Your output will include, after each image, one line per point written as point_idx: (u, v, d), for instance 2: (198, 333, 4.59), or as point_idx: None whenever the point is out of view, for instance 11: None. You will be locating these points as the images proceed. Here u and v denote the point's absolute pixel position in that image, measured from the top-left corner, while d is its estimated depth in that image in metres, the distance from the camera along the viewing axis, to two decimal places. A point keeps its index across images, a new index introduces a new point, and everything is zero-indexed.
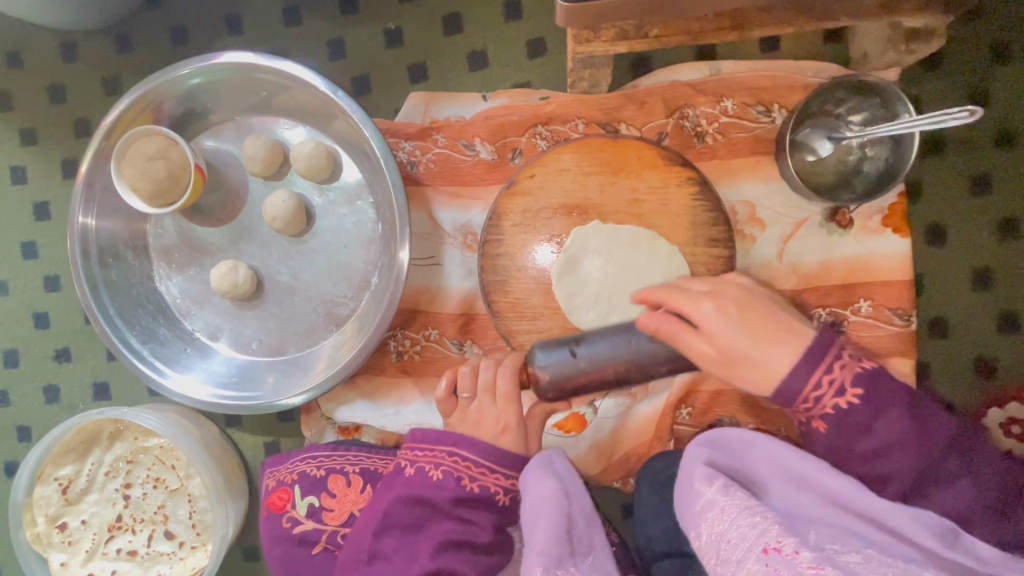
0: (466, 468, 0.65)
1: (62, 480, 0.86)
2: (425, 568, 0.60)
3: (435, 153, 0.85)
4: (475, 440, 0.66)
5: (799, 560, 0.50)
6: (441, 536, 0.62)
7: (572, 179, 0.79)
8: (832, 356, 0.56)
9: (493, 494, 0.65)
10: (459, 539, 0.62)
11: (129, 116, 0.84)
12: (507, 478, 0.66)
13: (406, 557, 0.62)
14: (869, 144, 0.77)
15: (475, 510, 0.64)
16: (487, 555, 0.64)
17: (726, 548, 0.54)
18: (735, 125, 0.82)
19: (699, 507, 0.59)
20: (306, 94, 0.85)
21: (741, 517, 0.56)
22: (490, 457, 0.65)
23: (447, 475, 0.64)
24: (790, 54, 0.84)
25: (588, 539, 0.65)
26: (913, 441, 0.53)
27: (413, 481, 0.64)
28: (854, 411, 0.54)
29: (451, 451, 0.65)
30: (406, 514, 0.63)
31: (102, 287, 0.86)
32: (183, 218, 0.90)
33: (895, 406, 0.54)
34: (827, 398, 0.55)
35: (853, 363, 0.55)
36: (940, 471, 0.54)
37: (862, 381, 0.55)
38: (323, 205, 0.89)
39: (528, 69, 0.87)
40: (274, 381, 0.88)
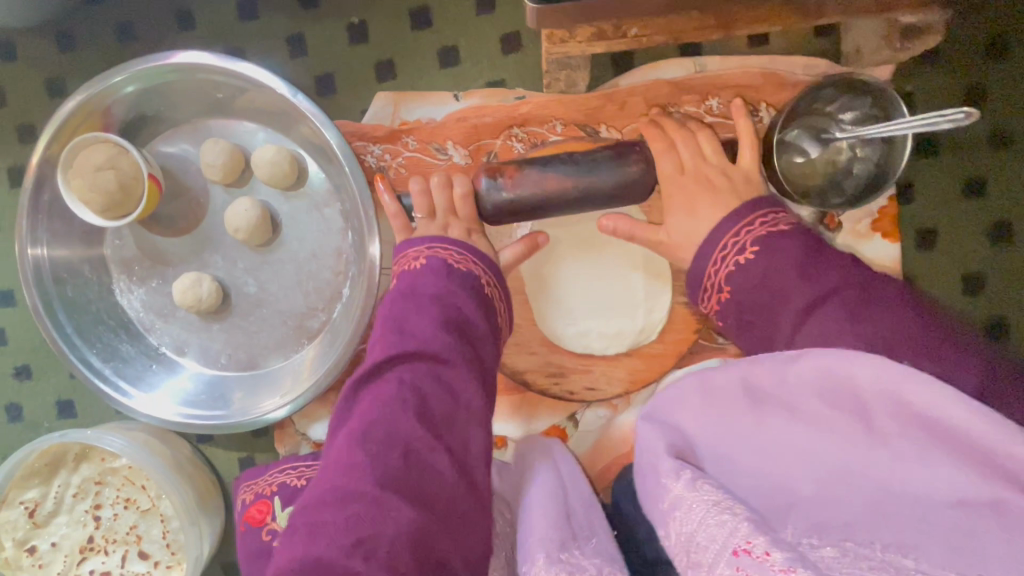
0: (449, 254, 0.68)
1: (29, 503, 0.83)
2: (423, 344, 0.57)
3: (405, 157, 0.80)
4: (447, 237, 0.71)
5: (771, 563, 0.38)
6: (440, 314, 0.60)
7: None
8: (754, 219, 0.61)
9: (473, 277, 0.67)
10: (459, 324, 0.60)
11: (74, 122, 0.78)
12: (484, 265, 0.70)
13: (401, 328, 0.59)
14: (859, 144, 0.73)
15: (460, 284, 0.65)
16: (490, 360, 0.61)
17: (696, 551, 0.43)
18: (720, 125, 0.77)
19: (665, 505, 0.47)
20: (265, 97, 0.80)
21: (710, 515, 0.43)
22: (470, 249, 0.70)
23: (433, 260, 0.68)
24: (779, 49, 0.80)
25: (589, 525, 0.61)
26: (799, 289, 0.53)
27: (401, 287, 0.66)
28: (750, 266, 0.58)
29: (426, 246, 0.70)
30: (397, 307, 0.62)
31: (57, 305, 0.82)
32: (142, 228, 0.86)
33: (796, 249, 0.56)
34: (730, 257, 0.60)
35: (761, 229, 0.60)
36: (847, 329, 0.48)
37: (759, 241, 0.59)
38: (289, 213, 0.85)
39: (502, 66, 0.82)
40: (243, 398, 0.85)
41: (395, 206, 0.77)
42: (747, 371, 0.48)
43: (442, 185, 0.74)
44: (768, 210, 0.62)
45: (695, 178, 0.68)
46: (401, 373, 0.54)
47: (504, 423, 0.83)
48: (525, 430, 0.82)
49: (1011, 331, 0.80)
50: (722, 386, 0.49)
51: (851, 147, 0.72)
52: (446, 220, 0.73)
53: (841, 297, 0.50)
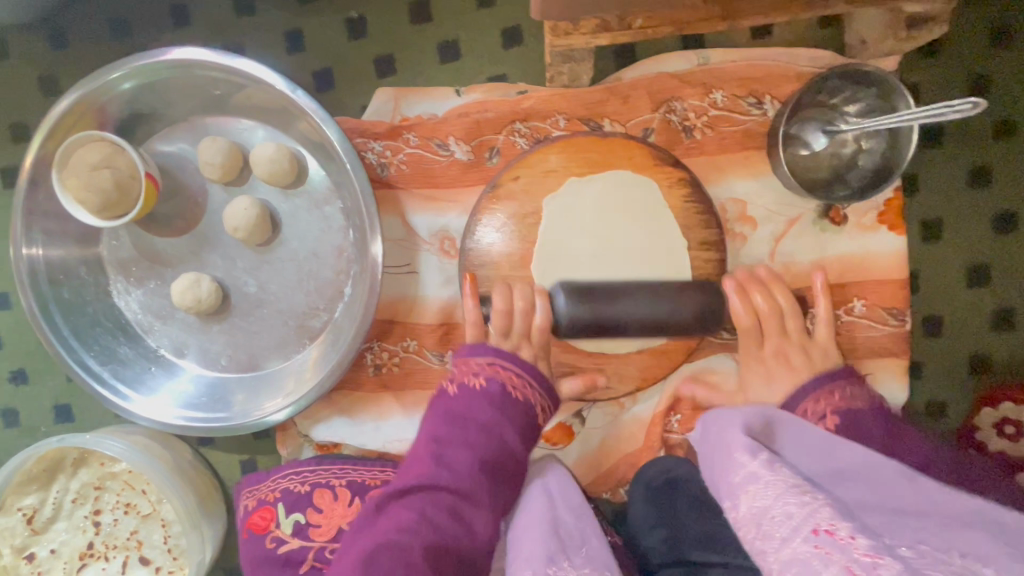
0: (510, 379, 0.67)
1: (26, 510, 0.82)
2: (454, 486, 0.60)
3: (407, 154, 0.80)
4: (518, 357, 0.68)
5: (854, 545, 0.42)
6: (479, 456, 0.62)
7: (558, 181, 0.74)
8: (839, 382, 0.66)
9: (530, 408, 0.67)
10: (499, 464, 0.63)
11: (70, 120, 0.77)
12: (540, 389, 0.69)
13: (440, 462, 0.62)
14: (864, 136, 0.73)
15: (511, 418, 0.65)
16: (514, 485, 0.65)
17: (768, 523, 0.47)
18: (725, 118, 0.77)
19: (738, 479, 0.52)
20: (265, 94, 0.79)
21: (790, 493, 0.48)
22: (531, 372, 0.68)
23: (492, 381, 0.67)
24: (782, 41, 0.79)
25: (581, 533, 0.63)
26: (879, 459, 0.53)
27: (456, 405, 0.66)
28: (832, 434, 0.62)
29: (488, 361, 0.68)
30: (449, 403, 0.66)
31: (53, 308, 0.80)
32: (139, 228, 0.84)
33: (874, 427, 0.61)
34: (812, 421, 0.65)
35: (841, 397, 0.65)
36: (877, 433, 0.61)
37: (842, 414, 0.63)
38: (289, 211, 0.84)
39: (503, 61, 0.81)
40: (244, 399, 0.84)
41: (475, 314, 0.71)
42: (843, 447, 0.55)
43: (524, 307, 0.69)
44: (848, 374, 0.67)
45: (775, 355, 0.72)
46: (423, 505, 0.58)
47: None
48: None
49: (1016, 321, 0.80)
50: (843, 458, 0.54)
51: (856, 140, 0.73)
52: (521, 343, 0.69)
53: (939, 468, 0.58)
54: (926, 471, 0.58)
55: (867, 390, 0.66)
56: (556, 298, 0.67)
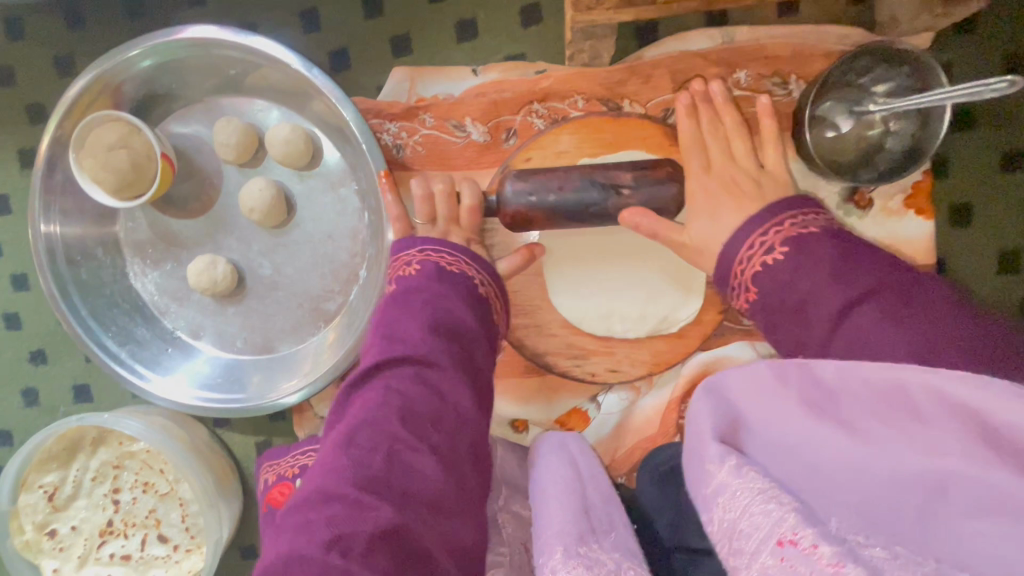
0: (441, 257, 0.63)
1: (48, 487, 0.83)
2: (409, 352, 0.49)
3: (423, 135, 0.78)
4: (447, 240, 0.66)
5: (818, 555, 0.35)
6: (421, 317, 0.53)
7: (572, 162, 0.75)
8: (783, 217, 0.55)
9: (468, 278, 0.61)
10: (448, 327, 0.53)
11: (85, 100, 0.76)
12: (477, 265, 0.64)
13: (391, 335, 0.52)
14: (892, 118, 0.70)
15: (452, 290, 0.58)
16: (483, 365, 0.54)
17: (739, 538, 0.41)
18: (749, 99, 0.75)
19: (709, 490, 0.45)
20: (280, 73, 0.78)
21: (754, 502, 0.41)
22: (462, 250, 0.64)
23: (424, 263, 0.62)
24: (811, 18, 0.76)
25: (609, 519, 0.60)
26: (831, 292, 0.46)
27: (394, 292, 0.59)
28: (778, 265, 0.52)
29: (419, 249, 0.64)
30: (386, 315, 0.55)
31: (71, 288, 0.81)
32: (155, 209, 0.84)
33: (823, 253, 0.49)
34: (757, 257, 0.54)
35: (790, 227, 0.54)
36: (859, 271, 0.47)
37: (790, 240, 0.53)
38: (303, 193, 0.83)
39: (521, 40, 0.80)
40: (260, 381, 0.84)
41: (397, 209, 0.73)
42: (805, 381, 0.41)
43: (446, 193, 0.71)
44: (797, 208, 0.56)
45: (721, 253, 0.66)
46: (389, 381, 0.47)
47: (526, 405, 0.81)
48: (546, 413, 0.81)
49: None
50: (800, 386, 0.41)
51: (884, 121, 0.71)
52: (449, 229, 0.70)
53: (881, 299, 0.44)
54: (860, 305, 0.45)
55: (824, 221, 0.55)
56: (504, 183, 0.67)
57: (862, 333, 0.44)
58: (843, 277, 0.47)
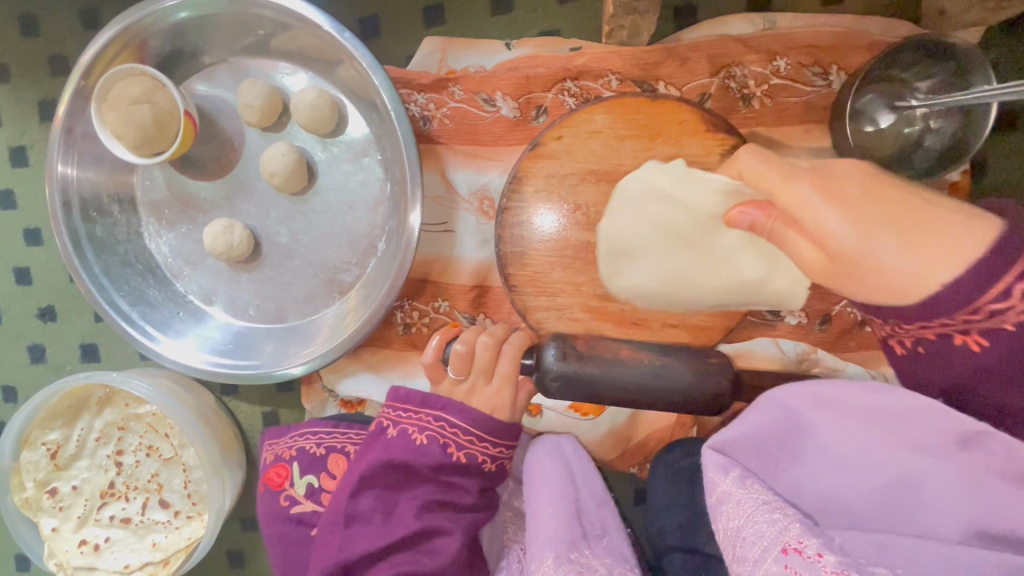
0: (454, 436, 0.63)
1: (50, 445, 0.82)
2: (409, 537, 0.59)
3: (451, 108, 0.77)
4: (465, 408, 0.64)
5: (823, 564, 0.41)
6: (424, 497, 0.61)
7: (604, 143, 0.72)
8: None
9: (475, 460, 0.64)
10: (446, 501, 0.62)
11: (110, 53, 0.75)
12: (487, 442, 0.64)
13: (388, 513, 0.61)
14: (933, 115, 0.69)
15: (458, 468, 0.63)
16: (479, 526, 0.64)
17: (741, 545, 0.46)
18: (786, 88, 0.73)
19: (713, 500, 0.51)
20: (308, 36, 0.76)
21: (759, 512, 0.47)
22: (477, 427, 0.63)
23: (432, 439, 0.63)
24: (857, 8, 0.74)
25: (601, 523, 0.67)
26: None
27: (395, 454, 0.62)
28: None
29: (436, 418, 0.64)
30: (390, 480, 0.62)
31: (85, 244, 0.79)
32: (174, 169, 0.83)
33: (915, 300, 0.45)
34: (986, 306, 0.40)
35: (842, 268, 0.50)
36: None
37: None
38: (325, 161, 0.82)
39: (557, 15, 0.78)
40: (273, 350, 0.83)
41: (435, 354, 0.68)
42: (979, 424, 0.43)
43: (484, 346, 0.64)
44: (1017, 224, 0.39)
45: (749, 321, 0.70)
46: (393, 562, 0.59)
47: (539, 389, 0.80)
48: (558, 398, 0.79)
49: None
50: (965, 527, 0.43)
51: (924, 118, 0.69)
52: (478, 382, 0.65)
53: None
54: None
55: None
56: (548, 348, 0.56)
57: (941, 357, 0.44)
58: None
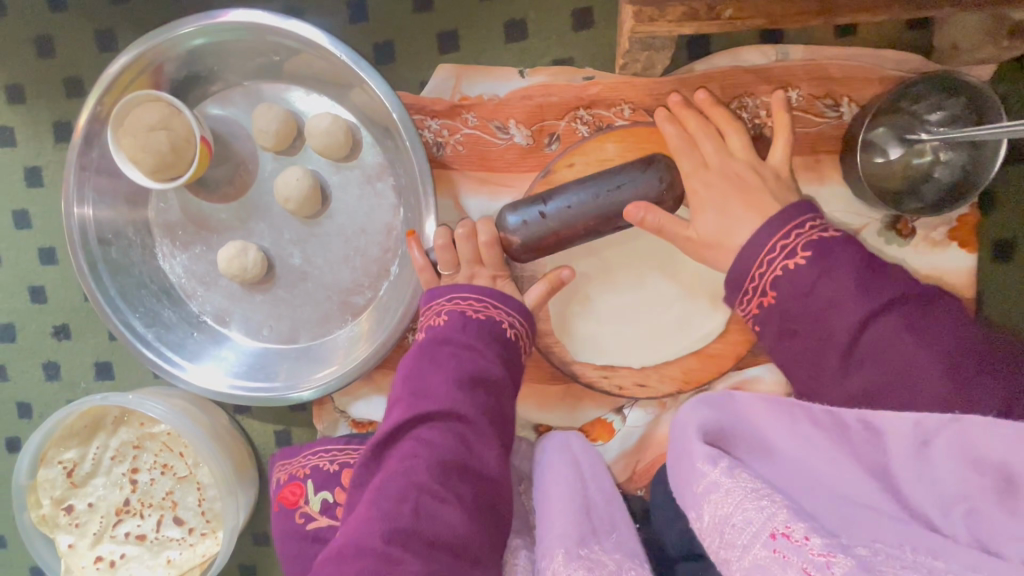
0: (470, 305, 0.70)
1: (67, 463, 0.83)
2: (441, 406, 0.60)
3: (464, 134, 0.78)
4: (475, 287, 0.72)
5: (809, 547, 0.44)
6: (453, 368, 0.63)
7: (618, 170, 0.75)
8: (802, 220, 0.62)
9: (496, 325, 0.69)
10: (475, 375, 0.63)
11: (127, 77, 0.75)
12: (501, 307, 0.71)
13: (419, 391, 0.62)
14: (944, 148, 0.70)
15: (480, 337, 0.67)
16: (507, 409, 0.64)
17: (729, 531, 0.48)
18: (798, 119, 0.74)
19: (699, 488, 0.53)
20: (322, 61, 0.76)
21: (747, 499, 0.49)
22: (486, 297, 0.71)
23: (454, 315, 0.69)
24: (869, 41, 0.75)
25: (611, 518, 0.66)
26: (854, 300, 0.56)
27: (424, 343, 0.67)
28: (802, 271, 0.59)
29: (450, 299, 0.71)
30: (417, 364, 0.65)
31: (101, 266, 0.80)
32: (188, 191, 0.83)
33: (843, 264, 0.58)
34: (777, 263, 0.61)
35: (811, 233, 0.61)
36: (915, 350, 0.53)
37: (813, 246, 0.60)
38: (339, 184, 0.82)
39: (570, 43, 0.78)
40: (287, 371, 0.83)
41: (423, 261, 0.75)
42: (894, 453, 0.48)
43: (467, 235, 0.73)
44: (809, 213, 0.63)
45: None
46: (423, 435, 0.58)
47: (550, 412, 0.81)
48: (569, 420, 0.81)
49: None
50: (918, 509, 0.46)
51: (935, 150, 0.70)
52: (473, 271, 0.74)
53: (904, 309, 0.55)
54: (880, 316, 0.55)
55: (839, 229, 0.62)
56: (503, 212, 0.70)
57: (883, 341, 0.55)
58: (871, 294, 0.56)
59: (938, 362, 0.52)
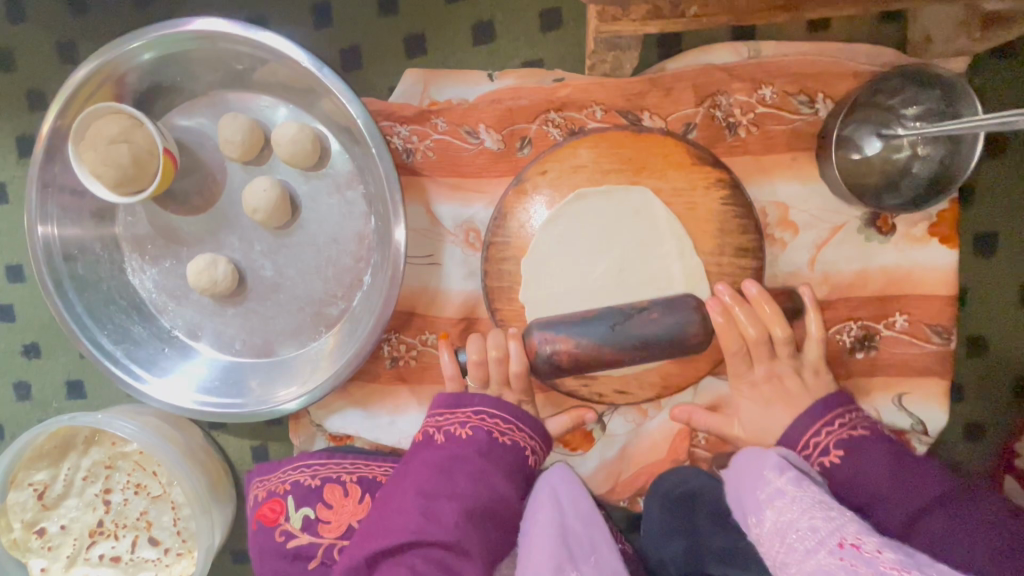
0: (495, 424, 0.66)
1: (37, 485, 0.81)
2: (446, 536, 0.57)
3: (434, 140, 0.76)
4: (500, 402, 0.67)
5: (880, 559, 0.46)
6: (467, 502, 0.60)
7: (589, 178, 0.71)
8: (833, 416, 0.63)
9: (520, 452, 0.66)
10: (484, 510, 0.60)
11: (87, 90, 0.74)
12: (529, 430, 0.67)
13: (425, 512, 0.58)
14: (921, 142, 0.69)
15: (496, 463, 0.64)
16: (504, 545, 0.62)
17: (792, 536, 0.53)
18: (773, 116, 0.72)
19: (763, 495, 0.58)
20: (287, 70, 0.75)
21: (816, 508, 0.54)
22: (508, 413, 0.67)
23: (476, 430, 0.65)
24: (840, 35, 0.74)
25: (591, 540, 0.62)
26: (899, 496, 0.56)
27: (441, 458, 0.63)
28: (838, 470, 0.60)
29: (474, 412, 0.67)
30: (428, 480, 0.61)
31: (67, 283, 0.79)
32: (155, 204, 0.81)
33: (879, 460, 0.59)
34: (814, 458, 0.62)
35: (846, 424, 0.63)
36: (968, 532, 0.53)
37: (842, 443, 0.61)
38: (309, 194, 0.81)
39: (539, 45, 0.77)
40: (259, 386, 0.82)
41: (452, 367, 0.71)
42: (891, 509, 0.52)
43: (485, 278, 0.72)
44: (847, 401, 0.65)
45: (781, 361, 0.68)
46: (413, 559, 0.55)
47: None
48: None
49: None
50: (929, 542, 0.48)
51: (912, 145, 0.68)
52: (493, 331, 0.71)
53: (938, 513, 0.55)
54: (926, 513, 0.55)
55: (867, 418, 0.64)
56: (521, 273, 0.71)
57: (893, 479, 0.57)
58: (904, 479, 0.57)
59: (980, 555, 0.51)
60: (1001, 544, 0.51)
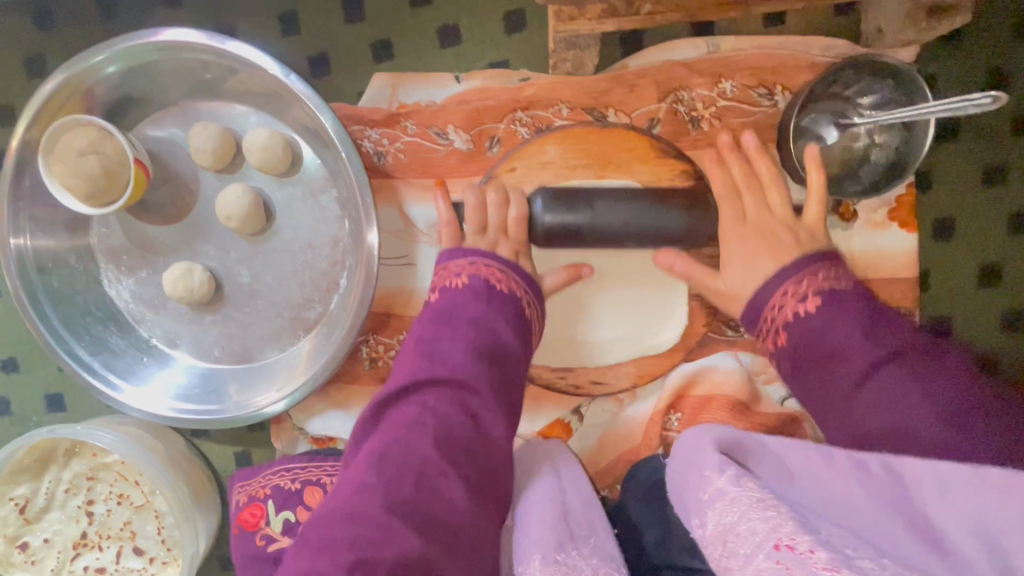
0: (492, 272, 0.66)
1: (19, 500, 0.81)
2: (452, 371, 0.55)
3: (404, 142, 0.77)
4: (495, 255, 0.68)
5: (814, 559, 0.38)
6: (469, 339, 0.59)
7: (557, 172, 0.74)
8: (817, 267, 0.59)
9: (517, 301, 0.66)
10: (492, 350, 0.59)
11: (55, 103, 0.74)
12: (524, 284, 0.68)
13: (431, 353, 0.58)
14: (876, 130, 0.71)
15: (497, 308, 0.63)
16: (516, 381, 0.61)
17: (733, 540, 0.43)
18: (734, 109, 0.74)
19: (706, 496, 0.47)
20: (256, 78, 0.76)
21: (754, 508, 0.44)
22: (503, 262, 0.68)
23: (474, 278, 0.66)
24: (795, 29, 0.76)
25: (589, 523, 0.61)
26: (859, 345, 0.52)
27: (439, 307, 0.64)
28: (811, 316, 0.56)
29: (470, 262, 0.67)
30: (431, 329, 0.61)
31: (42, 296, 0.79)
32: (129, 215, 0.82)
33: (853, 313, 0.54)
34: (789, 304, 0.58)
35: (823, 279, 0.58)
36: (923, 405, 0.47)
37: (821, 292, 0.57)
38: (283, 200, 0.82)
39: (504, 46, 0.78)
40: (238, 392, 0.82)
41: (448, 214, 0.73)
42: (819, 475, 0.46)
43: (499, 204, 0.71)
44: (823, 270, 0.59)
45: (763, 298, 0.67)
46: (424, 398, 0.53)
47: None
48: (529, 423, 0.80)
49: None
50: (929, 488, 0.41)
51: (868, 133, 0.71)
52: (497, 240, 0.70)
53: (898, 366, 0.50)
54: (881, 369, 0.50)
55: (849, 274, 0.59)
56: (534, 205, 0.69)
57: (891, 391, 0.49)
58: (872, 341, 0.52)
59: (934, 416, 0.46)
60: (971, 419, 0.45)
